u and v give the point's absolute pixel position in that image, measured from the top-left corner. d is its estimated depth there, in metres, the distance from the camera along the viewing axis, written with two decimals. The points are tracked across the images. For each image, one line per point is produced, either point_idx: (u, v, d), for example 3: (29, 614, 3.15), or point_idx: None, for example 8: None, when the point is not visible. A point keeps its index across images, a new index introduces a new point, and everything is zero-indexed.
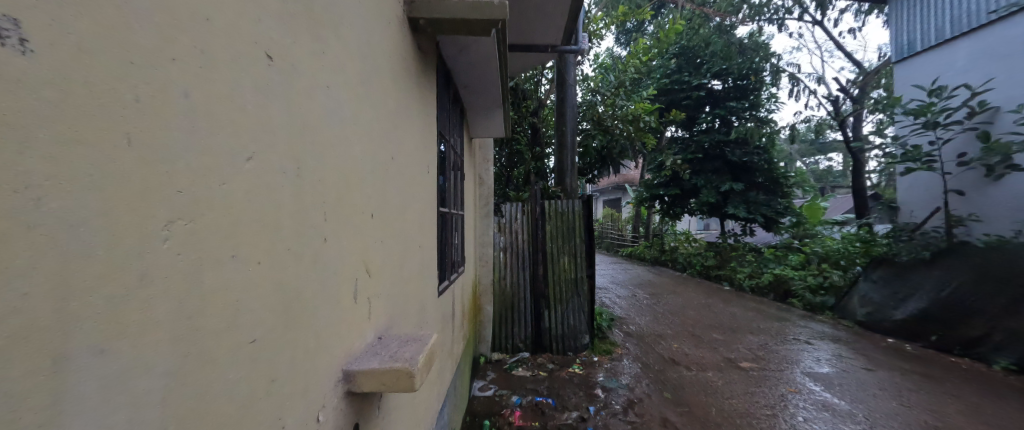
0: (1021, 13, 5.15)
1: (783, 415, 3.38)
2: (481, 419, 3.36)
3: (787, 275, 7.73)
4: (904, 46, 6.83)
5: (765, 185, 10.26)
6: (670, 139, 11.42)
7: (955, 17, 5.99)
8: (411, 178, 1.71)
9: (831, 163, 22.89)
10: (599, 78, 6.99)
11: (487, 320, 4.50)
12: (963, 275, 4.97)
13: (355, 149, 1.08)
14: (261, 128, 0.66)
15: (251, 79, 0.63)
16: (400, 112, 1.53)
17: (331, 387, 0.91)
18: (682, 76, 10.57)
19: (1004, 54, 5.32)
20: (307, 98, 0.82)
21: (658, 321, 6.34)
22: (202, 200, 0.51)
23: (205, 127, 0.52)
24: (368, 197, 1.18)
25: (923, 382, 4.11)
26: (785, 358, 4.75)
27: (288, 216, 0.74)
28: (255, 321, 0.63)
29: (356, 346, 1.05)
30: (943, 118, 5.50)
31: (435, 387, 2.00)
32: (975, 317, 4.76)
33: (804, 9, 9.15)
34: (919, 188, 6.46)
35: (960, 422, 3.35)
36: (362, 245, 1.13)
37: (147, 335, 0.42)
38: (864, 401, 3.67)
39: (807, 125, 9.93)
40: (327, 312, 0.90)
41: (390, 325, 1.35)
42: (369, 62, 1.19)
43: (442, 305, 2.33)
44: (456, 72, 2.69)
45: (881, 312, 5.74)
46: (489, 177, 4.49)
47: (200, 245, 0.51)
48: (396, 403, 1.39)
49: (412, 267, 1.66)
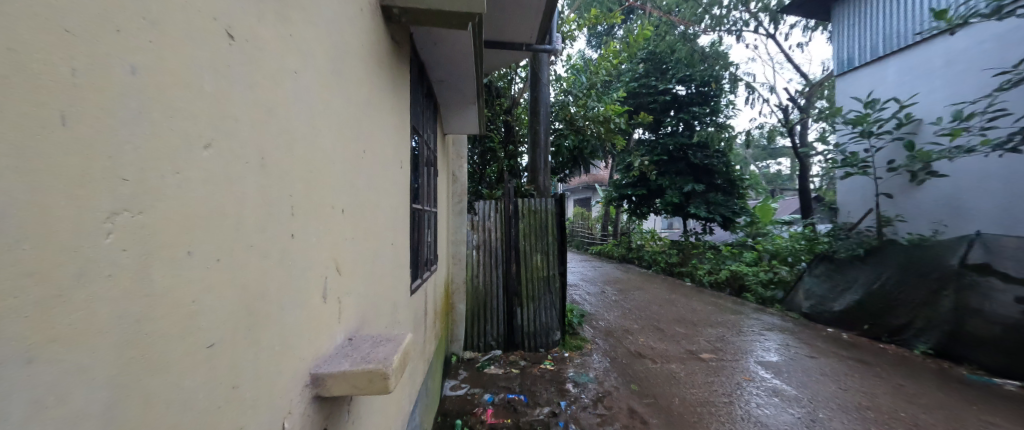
0: (940, 37, 5.84)
1: (738, 402, 3.61)
2: (452, 419, 3.30)
3: (742, 271, 8.29)
4: (844, 62, 7.48)
5: (723, 187, 10.87)
6: (638, 141, 11.85)
7: (888, 36, 6.66)
8: (385, 172, 1.66)
9: (779, 166, 24.73)
10: (571, 79, 7.12)
11: (460, 319, 4.48)
12: (889, 270, 5.47)
13: (324, 141, 1.02)
14: (225, 116, 0.61)
15: (210, 60, 0.58)
16: (373, 105, 1.46)
17: (297, 390, 0.85)
18: (649, 81, 11.01)
19: (925, 72, 6.01)
20: (272, 82, 0.76)
21: (626, 316, 6.56)
22: (151, 191, 0.46)
23: (156, 112, 0.48)
24: (339, 191, 1.13)
25: (858, 367, 4.53)
26: (740, 348, 5.09)
27: (252, 208, 0.69)
28: (215, 322, 0.58)
29: (324, 348, 0.99)
30: (877, 128, 6.02)
31: (407, 387, 1.95)
32: (899, 307, 5.26)
33: (760, 22, 9.73)
34: (855, 192, 7.12)
35: (887, 401, 3.72)
36: (332, 240, 1.08)
37: (100, 326, 0.39)
38: (808, 386, 4.00)
39: (760, 130, 10.60)
40: (295, 312, 0.85)
41: (361, 325, 1.30)
42: (339, 50, 1.14)
43: (414, 305, 2.26)
44: (429, 65, 2.62)
45: (822, 304, 6.27)
46: (462, 174, 4.45)
47: (147, 239, 0.45)
48: (367, 407, 1.33)
49: (383, 265, 1.60)
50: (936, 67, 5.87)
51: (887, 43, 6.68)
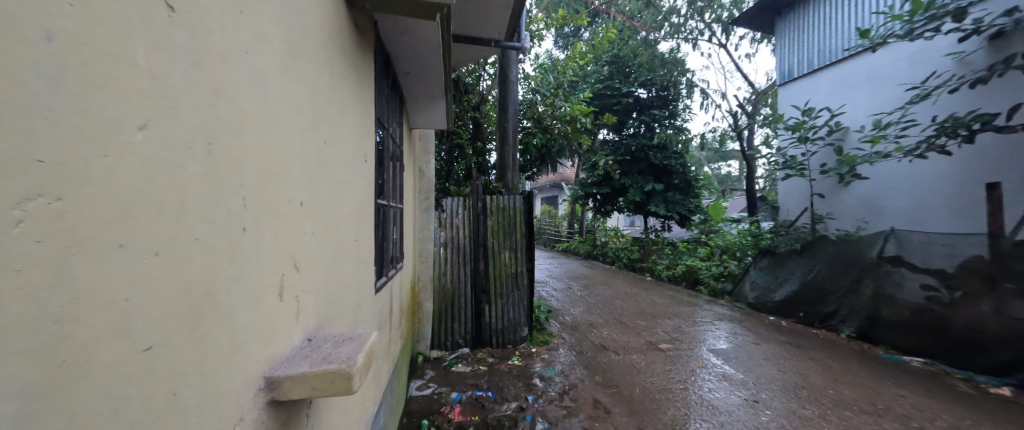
0: (863, 54, 6.53)
1: (693, 388, 3.85)
2: (419, 419, 3.24)
3: (697, 265, 8.83)
4: (786, 73, 8.18)
5: (680, 186, 11.49)
6: (603, 141, 12.23)
7: (822, 51, 7.35)
8: (348, 166, 1.59)
9: (729, 168, 26.57)
10: (539, 78, 7.21)
11: (427, 318, 4.40)
12: (821, 263, 6.06)
13: (281, 130, 0.96)
14: (164, 97, 0.56)
15: (143, 33, 0.52)
16: (334, 95, 1.40)
17: (250, 395, 0.79)
18: (613, 83, 11.43)
19: (852, 85, 6.71)
20: (220, 62, 0.70)
21: (591, 311, 6.77)
22: (74, 177, 0.41)
23: (79, 86, 0.42)
24: (297, 183, 1.07)
25: (795, 351, 4.99)
26: (694, 337, 5.43)
27: (197, 200, 0.63)
28: (153, 322, 0.53)
29: (280, 349, 0.94)
30: (812, 134, 6.63)
31: (371, 388, 1.89)
32: (828, 296, 5.84)
33: (714, 33, 10.38)
34: (793, 192, 7.82)
35: (819, 379, 4.14)
36: (290, 236, 1.02)
37: (26, 321, 0.35)
38: (753, 370, 4.35)
39: (713, 134, 11.31)
40: (246, 312, 0.79)
41: (321, 325, 1.24)
42: (298, 34, 1.08)
43: (379, 303, 2.20)
44: (394, 56, 2.53)
45: (765, 294, 6.84)
46: (430, 170, 4.37)
47: (69, 229, 0.40)
48: (328, 410, 1.27)
49: (346, 262, 1.53)
50: (861, 80, 6.57)
51: (821, 58, 7.39)
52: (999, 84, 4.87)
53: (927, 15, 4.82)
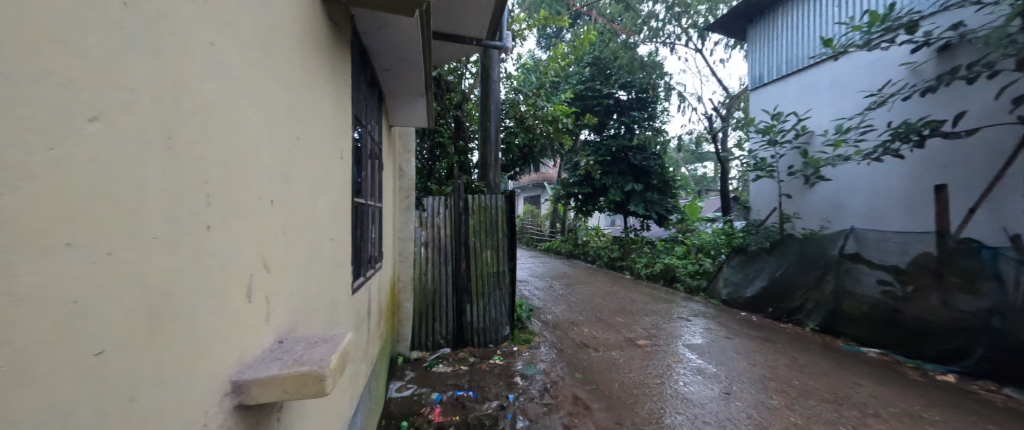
0: (827, 62, 6.88)
1: (669, 382, 3.96)
2: (398, 421, 3.19)
3: (674, 263, 9.09)
4: (756, 78, 8.52)
5: (659, 187, 11.78)
6: (584, 142, 12.39)
7: (790, 59, 7.70)
8: (322, 163, 1.55)
9: (705, 169, 27.40)
10: (521, 78, 7.23)
11: (407, 319, 4.35)
12: (788, 260, 6.35)
13: (249, 125, 0.93)
14: (117, 86, 0.53)
15: (93, 20, 0.49)
16: (308, 90, 1.36)
17: (215, 399, 0.76)
18: (594, 84, 11.63)
19: (816, 91, 7.06)
20: (181, 53, 0.67)
21: (572, 309, 6.86)
22: (15, 171, 0.38)
23: (23, 75, 0.39)
24: (267, 179, 1.03)
25: (764, 344, 5.21)
26: (671, 333, 5.58)
27: (155, 196, 0.60)
28: (106, 323, 0.50)
29: (248, 352, 0.90)
30: (781, 137, 6.93)
31: (347, 390, 1.86)
32: (794, 292, 6.13)
33: (690, 38, 10.70)
34: (763, 193, 8.15)
35: (785, 371, 4.34)
36: (259, 234, 0.99)
37: None
38: (725, 363, 4.51)
39: (690, 136, 11.65)
40: (210, 312, 0.76)
41: (293, 327, 1.21)
42: (268, 27, 1.04)
43: (356, 304, 2.16)
44: (372, 52, 2.49)
45: (737, 291, 7.11)
46: (410, 169, 4.31)
47: (14, 225, 0.38)
48: (300, 414, 1.24)
49: (320, 261, 1.49)
50: (825, 87, 6.92)
51: (789, 65, 7.74)
52: (947, 93, 5.27)
53: (883, 26, 5.12)
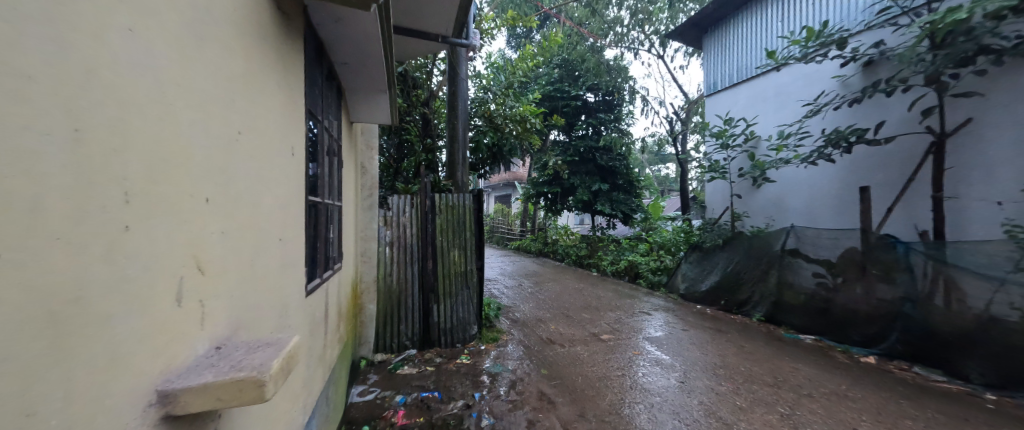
0: (771, 72, 7.41)
1: (630, 374, 4.12)
2: (359, 426, 3.10)
3: (637, 260, 9.46)
4: (711, 85, 9.04)
5: (624, 187, 12.17)
6: (553, 142, 12.57)
7: (740, 68, 8.23)
8: (270, 159, 1.48)
9: (667, 170, 28.53)
10: (490, 76, 7.22)
11: (369, 321, 4.23)
12: (738, 256, 6.78)
13: (178, 118, 0.87)
14: (10, 72, 0.48)
15: None
16: (251, 82, 1.29)
17: (137, 412, 0.70)
18: (563, 86, 11.82)
19: (763, 98, 7.59)
20: (92, 39, 0.62)
21: (540, 306, 6.95)
22: None
23: None
24: (201, 176, 0.97)
25: (717, 335, 5.55)
26: (633, 328, 5.81)
27: (60, 193, 0.55)
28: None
29: (178, 360, 0.85)
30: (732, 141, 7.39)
31: (298, 394, 1.79)
32: (744, 285, 6.56)
33: (653, 44, 11.15)
34: (718, 193, 8.65)
35: (734, 359, 4.65)
36: (191, 234, 0.93)
37: None
38: (682, 354, 4.76)
39: (653, 138, 12.13)
40: (129, 319, 0.70)
41: (234, 332, 1.14)
42: (202, 14, 0.98)
43: (310, 306, 2.08)
44: (328, 44, 2.39)
45: (694, 285, 7.51)
46: (373, 166, 4.20)
47: None
48: (243, 422, 1.18)
49: (267, 262, 1.43)
50: (770, 95, 7.45)
51: (740, 73, 8.26)
52: (871, 104, 5.85)
53: (818, 41, 5.59)
